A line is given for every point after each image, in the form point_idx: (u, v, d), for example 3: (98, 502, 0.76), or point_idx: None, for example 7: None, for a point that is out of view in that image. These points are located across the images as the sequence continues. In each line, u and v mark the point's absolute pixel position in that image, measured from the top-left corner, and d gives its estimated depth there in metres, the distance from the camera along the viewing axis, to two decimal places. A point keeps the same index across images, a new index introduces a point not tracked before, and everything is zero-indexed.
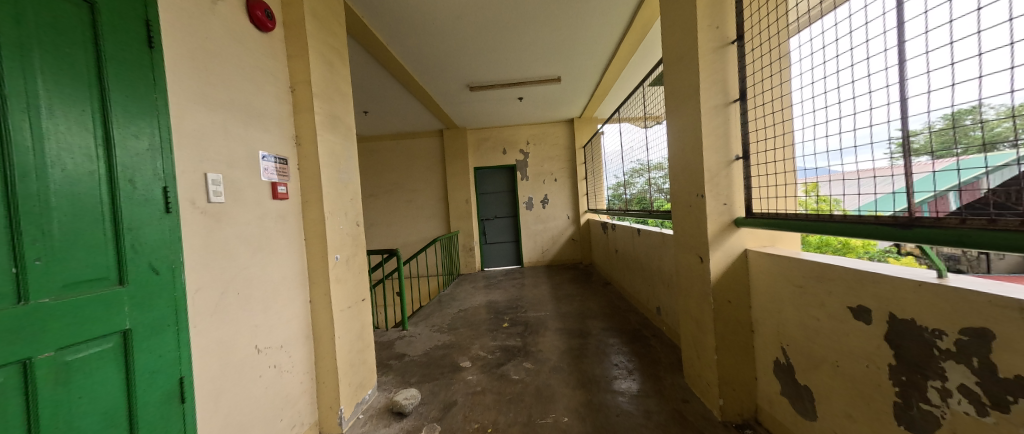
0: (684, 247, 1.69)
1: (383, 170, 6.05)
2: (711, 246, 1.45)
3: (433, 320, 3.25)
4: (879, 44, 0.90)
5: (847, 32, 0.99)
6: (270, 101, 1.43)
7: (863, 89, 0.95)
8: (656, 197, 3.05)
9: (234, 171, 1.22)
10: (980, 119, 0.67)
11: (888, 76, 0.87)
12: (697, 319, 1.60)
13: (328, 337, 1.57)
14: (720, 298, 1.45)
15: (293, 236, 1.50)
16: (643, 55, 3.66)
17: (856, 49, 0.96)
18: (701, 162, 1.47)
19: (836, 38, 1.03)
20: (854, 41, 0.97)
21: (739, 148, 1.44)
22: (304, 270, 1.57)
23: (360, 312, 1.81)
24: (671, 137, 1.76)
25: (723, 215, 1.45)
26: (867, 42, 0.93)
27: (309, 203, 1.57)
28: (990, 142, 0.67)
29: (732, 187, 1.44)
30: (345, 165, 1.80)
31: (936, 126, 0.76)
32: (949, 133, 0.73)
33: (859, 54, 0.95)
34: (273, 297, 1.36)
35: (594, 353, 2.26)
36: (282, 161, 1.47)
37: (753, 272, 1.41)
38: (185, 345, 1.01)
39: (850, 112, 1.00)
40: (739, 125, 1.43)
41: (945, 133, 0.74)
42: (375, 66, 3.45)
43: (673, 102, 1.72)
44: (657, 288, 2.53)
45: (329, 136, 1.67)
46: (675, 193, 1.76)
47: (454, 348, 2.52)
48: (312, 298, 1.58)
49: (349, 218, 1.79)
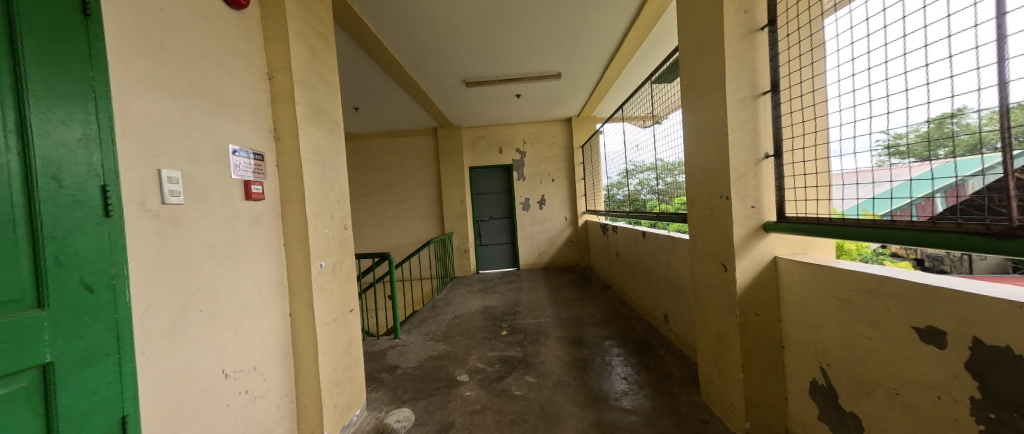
0: (702, 253, 1.57)
1: (374, 170, 5.84)
2: (738, 253, 1.33)
3: (428, 328, 3.08)
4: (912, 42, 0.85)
5: (878, 29, 0.94)
6: (243, 88, 1.25)
7: (901, 87, 0.88)
8: (650, 197, 3.07)
9: (197, 167, 1.03)
10: (963, 122, 0.75)
11: (928, 74, 0.82)
12: (719, 332, 1.48)
13: (312, 356, 1.40)
14: (745, 311, 1.34)
15: (270, 241, 1.32)
16: (646, 52, 3.55)
17: (894, 42, 0.90)
18: (726, 161, 1.34)
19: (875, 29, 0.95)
20: (885, 37, 0.92)
21: (770, 146, 1.32)
22: (284, 280, 1.39)
23: (347, 325, 1.64)
24: (687, 135, 1.64)
25: (750, 219, 1.32)
26: (898, 40, 0.89)
27: (289, 204, 1.39)
28: (974, 145, 0.75)
29: (761, 189, 1.32)
30: (331, 163, 1.62)
31: (919, 129, 0.84)
32: (937, 139, 0.80)
33: (896, 49, 0.89)
34: (245, 313, 1.17)
35: (599, 365, 2.11)
36: (258, 157, 1.29)
37: (783, 281, 1.30)
38: (131, 377, 0.82)
39: (880, 112, 0.95)
40: (770, 120, 1.31)
41: (929, 137, 0.82)
42: (364, 58, 3.26)
43: (690, 97, 1.59)
44: (665, 294, 2.42)
45: (313, 130, 1.49)
46: (691, 195, 1.64)
47: (450, 359, 2.35)
48: (293, 311, 1.40)
49: (335, 221, 1.62)
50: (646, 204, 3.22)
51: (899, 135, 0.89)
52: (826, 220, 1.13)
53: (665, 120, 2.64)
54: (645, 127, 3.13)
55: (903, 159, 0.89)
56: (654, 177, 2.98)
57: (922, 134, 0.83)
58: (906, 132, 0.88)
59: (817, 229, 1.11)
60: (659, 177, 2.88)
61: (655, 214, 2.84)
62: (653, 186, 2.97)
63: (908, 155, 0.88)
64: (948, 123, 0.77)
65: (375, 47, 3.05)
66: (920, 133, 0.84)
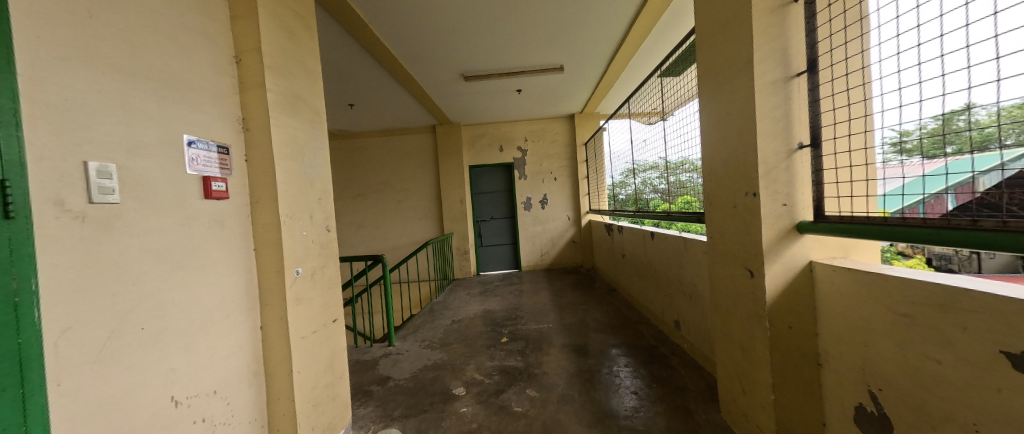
0: (723, 257, 1.40)
1: (372, 169, 5.70)
2: (769, 257, 1.16)
3: (424, 334, 2.92)
4: (929, 31, 0.78)
5: (896, 16, 0.86)
6: (204, 71, 1.09)
7: (915, 79, 0.82)
8: (652, 197, 3.03)
9: (139, 160, 0.88)
10: (972, 119, 0.71)
11: (937, 67, 0.77)
12: (743, 345, 1.32)
13: (287, 373, 1.25)
14: (776, 322, 1.18)
15: (237, 246, 1.17)
16: (653, 44, 3.37)
17: (914, 29, 0.82)
18: (753, 152, 1.17)
19: (896, 15, 0.86)
20: (902, 26, 0.85)
21: (807, 135, 1.15)
22: (254, 289, 1.24)
23: (329, 337, 1.48)
24: (706, 125, 1.47)
25: (782, 219, 1.15)
26: (915, 29, 0.82)
27: (261, 203, 1.24)
28: (981, 143, 0.70)
29: (795, 184, 1.15)
30: (312, 158, 1.47)
31: (927, 127, 0.80)
32: (941, 136, 0.77)
33: (912, 39, 0.82)
34: (202, 329, 1.02)
35: (606, 378, 1.95)
36: (223, 150, 1.14)
37: (820, 290, 1.13)
38: (38, 416, 0.65)
39: (896, 105, 0.88)
40: (806, 104, 1.15)
41: (935, 136, 0.78)
42: (358, 50, 3.11)
43: (709, 82, 1.43)
44: (676, 300, 2.25)
45: (290, 121, 1.34)
46: (710, 192, 1.48)
47: (446, 370, 2.19)
48: (265, 323, 1.25)
49: (316, 222, 1.46)
50: (649, 204, 3.09)
51: (908, 132, 0.85)
52: (870, 219, 0.97)
53: (671, 117, 2.51)
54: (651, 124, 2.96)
55: (912, 156, 0.84)
56: (657, 176, 2.85)
57: (926, 131, 0.80)
58: (914, 128, 0.84)
59: (862, 230, 0.95)
60: (659, 177, 2.81)
61: (662, 213, 2.70)
62: (657, 185, 2.83)
63: (916, 153, 0.83)
64: (957, 120, 0.74)
65: (368, 39, 2.90)
66: (924, 131, 0.81)
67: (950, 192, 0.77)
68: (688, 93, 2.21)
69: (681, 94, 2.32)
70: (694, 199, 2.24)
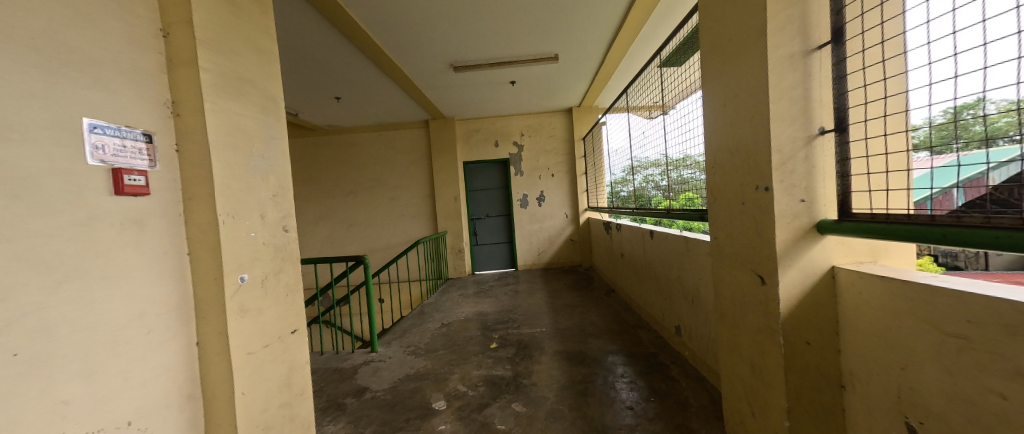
0: (730, 259, 1.22)
1: (363, 166, 5.54)
2: (783, 262, 0.97)
3: (410, 339, 2.77)
4: None
5: None
6: (115, 45, 0.93)
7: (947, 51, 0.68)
8: (653, 194, 2.86)
9: (13, 147, 0.71)
10: (981, 114, 0.62)
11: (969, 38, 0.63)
12: (751, 361, 1.13)
13: (229, 394, 1.10)
14: (792, 338, 0.99)
15: (162, 250, 1.01)
16: (654, 27, 3.17)
17: None
18: (765, 138, 0.99)
19: None
20: None
21: (831, 119, 0.96)
22: (188, 299, 1.08)
23: (286, 350, 1.32)
24: (711, 111, 1.29)
25: (800, 218, 0.96)
26: None
27: (195, 201, 1.09)
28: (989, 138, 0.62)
29: (816, 175, 0.96)
30: (262, 150, 1.30)
31: (936, 121, 0.73)
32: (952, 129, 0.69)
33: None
34: (111, 349, 0.86)
35: (601, 390, 1.79)
36: (145, 138, 0.99)
37: (844, 301, 0.94)
38: None
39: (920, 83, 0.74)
40: (830, 82, 0.95)
41: (945, 127, 0.71)
42: (338, 38, 2.93)
43: (714, 61, 1.24)
44: (677, 304, 2.08)
45: (231, 107, 1.17)
46: (714, 187, 1.30)
47: (428, 380, 2.03)
48: (202, 337, 1.10)
49: (268, 223, 1.30)
50: (650, 201, 2.91)
51: (914, 127, 0.81)
52: (914, 217, 0.77)
53: (672, 110, 2.33)
54: (651, 118, 2.77)
55: (920, 152, 0.80)
56: (659, 173, 2.67)
57: (934, 127, 0.74)
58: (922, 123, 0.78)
59: (904, 230, 0.76)
60: (660, 173, 2.65)
61: (664, 212, 2.52)
62: (658, 182, 2.65)
63: (924, 148, 0.78)
64: (967, 114, 0.65)
65: (349, 26, 2.73)
66: (932, 126, 0.74)
67: (958, 186, 0.69)
68: (690, 81, 2.02)
69: (681, 85, 2.16)
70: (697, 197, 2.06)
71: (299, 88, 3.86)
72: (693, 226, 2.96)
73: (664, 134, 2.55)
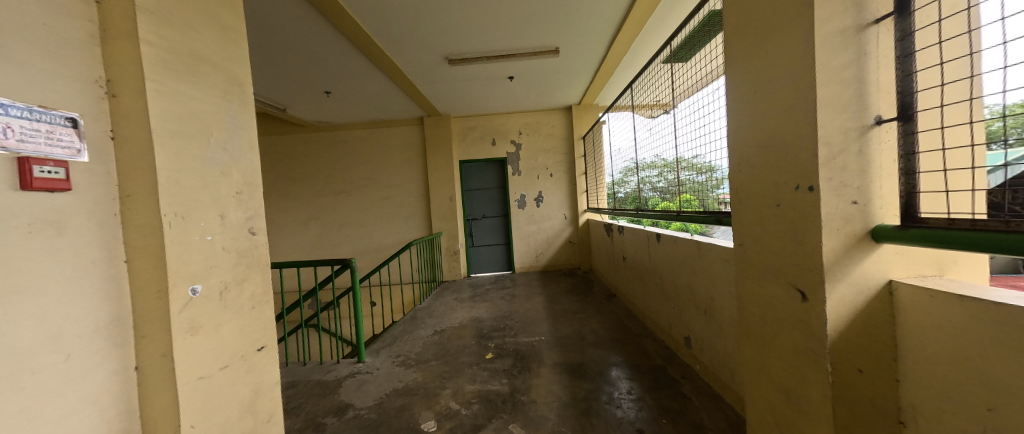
0: (758, 269, 1.07)
1: (355, 163, 5.35)
2: (830, 275, 0.82)
3: (400, 348, 2.60)
4: None
5: None
6: (27, 6, 0.75)
7: None
8: (650, 195, 2.81)
9: None
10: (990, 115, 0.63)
11: None
12: (786, 389, 0.98)
13: (175, 428, 0.94)
14: (840, 365, 0.83)
15: (89, 258, 0.84)
16: (661, 19, 3.01)
17: None
18: (807, 129, 0.84)
19: None
20: None
21: (892, 106, 0.79)
22: (125, 315, 0.91)
23: (249, 370, 1.16)
24: (735, 100, 1.14)
25: (850, 223, 0.81)
26: None
27: (137, 199, 0.92)
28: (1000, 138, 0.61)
29: (872, 173, 0.80)
30: (222, 140, 1.13)
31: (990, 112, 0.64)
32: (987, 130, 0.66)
33: None
34: (11, 385, 0.69)
35: (606, 409, 1.63)
36: (67, 123, 0.81)
37: (905, 323, 0.79)
38: None
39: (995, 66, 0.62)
40: (892, 62, 0.79)
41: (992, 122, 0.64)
42: (326, 29, 2.75)
43: (739, 43, 1.09)
44: (687, 313, 1.94)
45: (181, 89, 1.00)
46: (738, 186, 1.15)
47: (417, 396, 1.87)
48: (144, 360, 0.93)
49: (230, 224, 1.13)
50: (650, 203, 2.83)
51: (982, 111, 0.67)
52: (1009, 224, 0.60)
53: (677, 109, 2.20)
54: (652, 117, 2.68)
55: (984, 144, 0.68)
56: (656, 174, 2.63)
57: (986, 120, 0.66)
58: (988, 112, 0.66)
59: (978, 238, 0.62)
60: (657, 175, 2.62)
61: (664, 213, 2.44)
62: (656, 184, 2.61)
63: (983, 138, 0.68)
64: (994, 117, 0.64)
65: (336, 14, 2.54)
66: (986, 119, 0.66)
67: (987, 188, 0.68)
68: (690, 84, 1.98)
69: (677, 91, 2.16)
70: (692, 198, 2.09)
71: (286, 81, 3.67)
72: (693, 229, 2.85)
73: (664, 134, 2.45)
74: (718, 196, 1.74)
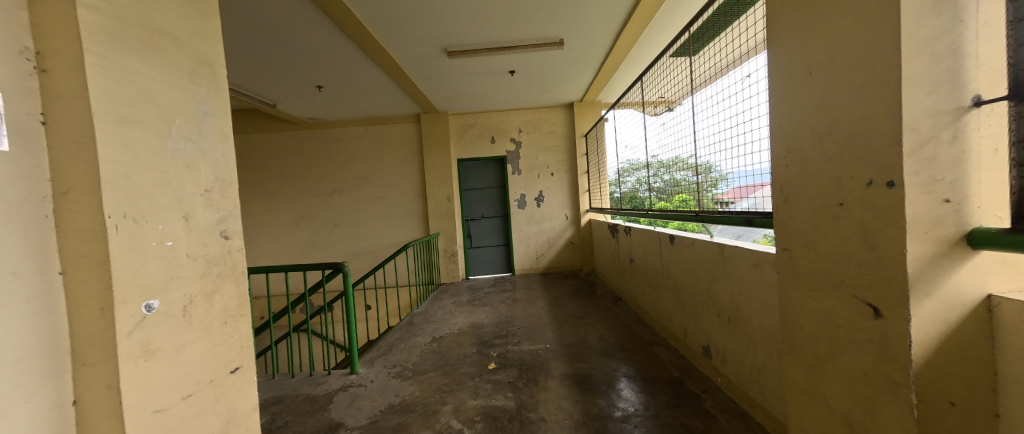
0: (811, 279, 0.93)
1: (349, 162, 5.17)
2: (916, 290, 0.68)
3: (396, 357, 2.44)
4: None
5: None
6: None
7: None
8: (648, 195, 2.73)
9: None
10: None
11: None
12: (849, 420, 0.85)
13: None
14: (924, 396, 0.70)
15: (9, 271, 0.67)
16: (670, 11, 2.86)
17: None
18: (885, 114, 0.69)
19: None
20: None
21: (997, 85, 0.66)
22: (61, 339, 0.75)
23: (220, 396, 1.00)
24: (781, 84, 1.00)
25: (939, 226, 0.68)
26: None
27: (76, 198, 0.76)
28: None
29: (968, 165, 0.66)
30: (187, 129, 0.97)
31: None
32: None
33: None
34: None
35: (620, 429, 1.49)
36: None
37: (1007, 347, 0.65)
38: None
39: None
40: (1001, 29, 0.65)
41: None
42: (317, 18, 2.57)
43: (790, 18, 0.95)
44: (706, 322, 1.80)
45: (134, 66, 0.83)
46: (783, 183, 1.02)
47: (416, 414, 1.71)
48: (84, 394, 0.76)
49: (197, 227, 0.97)
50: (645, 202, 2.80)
51: None
52: None
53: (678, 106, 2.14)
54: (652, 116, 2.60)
55: None
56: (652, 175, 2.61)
57: None
58: None
59: None
60: (654, 175, 2.57)
61: (665, 214, 2.34)
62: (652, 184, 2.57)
63: None
64: None
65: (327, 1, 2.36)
66: None
67: None
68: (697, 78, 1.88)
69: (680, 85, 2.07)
70: (690, 198, 1.97)
71: (276, 76, 3.49)
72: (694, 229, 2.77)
73: (665, 133, 2.37)
74: (714, 195, 1.70)
